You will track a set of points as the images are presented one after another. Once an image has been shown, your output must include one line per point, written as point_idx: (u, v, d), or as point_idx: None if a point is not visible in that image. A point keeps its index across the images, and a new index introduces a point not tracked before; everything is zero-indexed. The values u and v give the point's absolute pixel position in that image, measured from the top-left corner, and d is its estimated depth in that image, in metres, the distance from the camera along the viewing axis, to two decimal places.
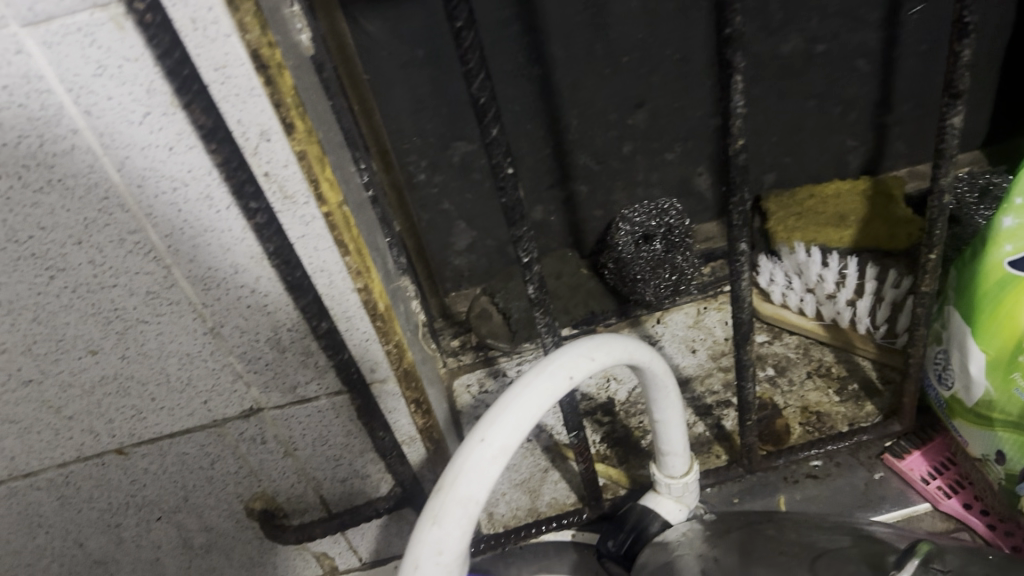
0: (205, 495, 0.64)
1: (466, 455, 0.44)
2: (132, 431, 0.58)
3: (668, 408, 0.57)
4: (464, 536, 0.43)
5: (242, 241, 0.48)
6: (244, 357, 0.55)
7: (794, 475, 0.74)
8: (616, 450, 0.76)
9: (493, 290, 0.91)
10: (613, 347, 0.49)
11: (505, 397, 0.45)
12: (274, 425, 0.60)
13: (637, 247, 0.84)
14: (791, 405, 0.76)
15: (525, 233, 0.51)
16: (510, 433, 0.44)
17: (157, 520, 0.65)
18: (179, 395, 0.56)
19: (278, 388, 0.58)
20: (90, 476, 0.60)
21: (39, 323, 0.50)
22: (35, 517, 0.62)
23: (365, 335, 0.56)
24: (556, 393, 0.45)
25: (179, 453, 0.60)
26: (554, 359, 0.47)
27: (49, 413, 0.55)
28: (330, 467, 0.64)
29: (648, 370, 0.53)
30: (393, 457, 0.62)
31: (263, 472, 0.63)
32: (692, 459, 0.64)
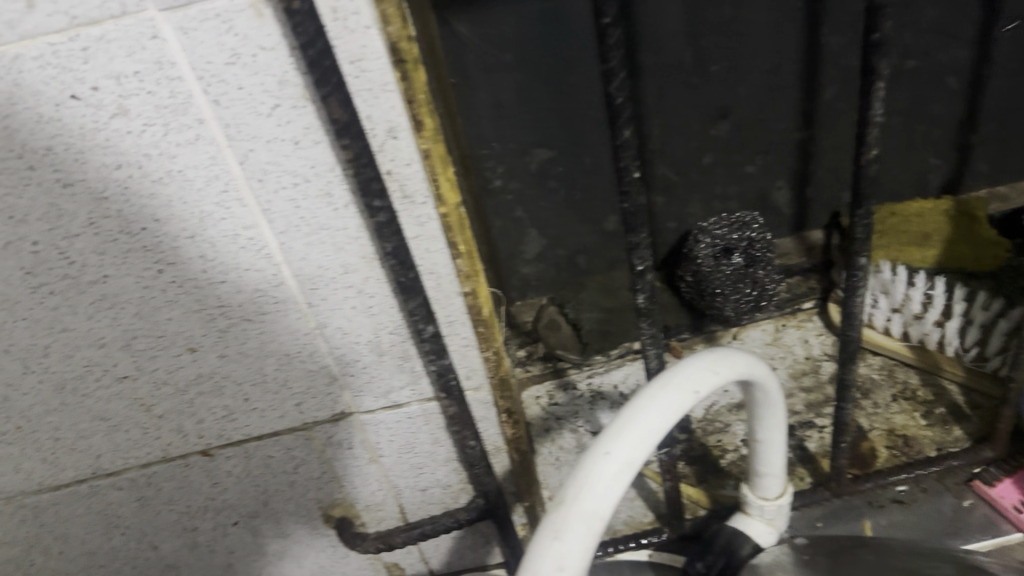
0: (285, 500, 0.63)
1: (590, 468, 0.42)
2: (221, 432, 0.56)
3: (772, 428, 0.55)
4: None
5: (355, 240, 0.48)
6: (342, 359, 0.54)
7: (880, 500, 0.71)
8: (695, 469, 0.74)
9: (563, 299, 0.90)
10: (733, 363, 0.47)
11: (629, 409, 0.43)
12: (362, 430, 0.59)
13: (717, 261, 0.80)
14: (876, 428, 0.74)
15: (642, 241, 0.49)
16: (637, 447, 0.42)
17: (234, 525, 0.64)
18: (272, 396, 0.55)
19: (372, 392, 0.56)
20: (173, 478, 0.59)
21: (141, 318, 0.49)
22: (114, 518, 0.61)
23: (465, 340, 0.54)
24: (682, 408, 0.44)
25: (264, 457, 0.59)
26: (678, 373, 0.45)
27: (139, 412, 0.54)
28: (413, 476, 0.63)
29: (761, 387, 0.51)
30: (480, 468, 0.60)
31: (346, 478, 0.62)
32: (785, 481, 0.62)
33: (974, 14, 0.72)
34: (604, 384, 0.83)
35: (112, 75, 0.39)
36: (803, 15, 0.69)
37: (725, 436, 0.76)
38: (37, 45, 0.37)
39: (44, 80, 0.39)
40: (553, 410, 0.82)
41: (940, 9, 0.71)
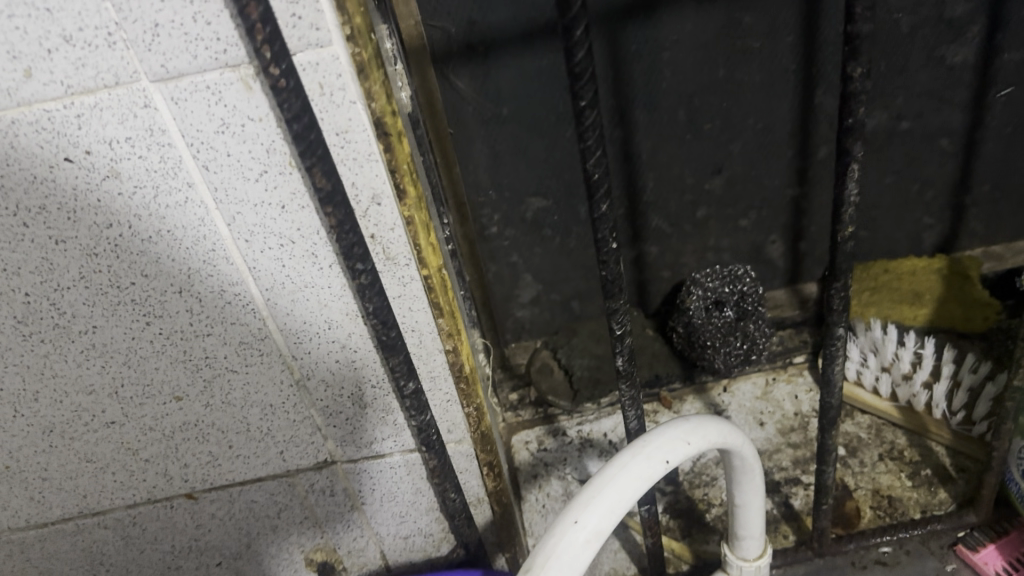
0: (267, 544, 0.63)
1: (558, 536, 0.42)
2: (206, 476, 0.57)
3: (750, 492, 0.56)
4: None
5: (339, 298, 0.49)
6: (325, 410, 0.55)
7: (862, 560, 0.70)
8: (679, 522, 0.74)
9: (556, 344, 0.89)
10: (708, 432, 0.48)
11: (600, 477, 0.44)
12: (345, 478, 0.59)
13: (708, 314, 0.80)
14: (862, 487, 0.75)
15: (621, 306, 0.49)
16: (605, 515, 0.42)
17: (217, 566, 0.64)
18: (257, 444, 0.56)
19: (355, 442, 0.57)
20: (157, 518, 0.60)
21: (129, 367, 0.50)
22: (99, 555, 0.61)
23: (447, 395, 0.55)
24: (652, 477, 0.44)
25: (248, 501, 0.60)
26: (651, 442, 0.45)
27: (126, 455, 0.55)
28: (395, 523, 0.64)
29: (738, 454, 0.52)
30: (461, 519, 0.61)
31: (329, 523, 0.63)
32: (765, 542, 0.62)
33: (966, 79, 0.73)
34: (593, 432, 0.84)
35: (104, 140, 0.41)
36: (796, 76, 0.69)
37: (711, 490, 0.76)
38: (32, 111, 0.39)
39: (39, 143, 0.40)
40: (542, 457, 0.83)
41: (933, 73, 0.72)
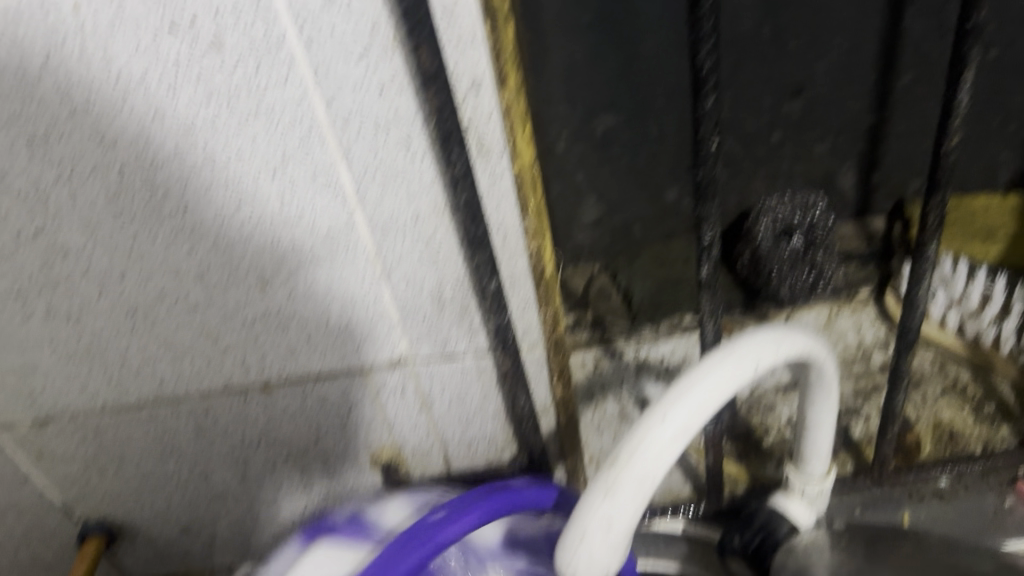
0: (335, 441, 0.64)
1: (646, 431, 0.42)
2: (282, 369, 0.58)
3: (824, 410, 0.55)
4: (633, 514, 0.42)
5: (429, 191, 0.49)
6: (404, 308, 0.55)
7: (919, 492, 0.70)
8: (737, 447, 0.74)
9: (615, 269, 0.91)
10: (796, 341, 0.47)
11: (688, 376, 0.44)
12: (417, 378, 0.60)
13: (777, 241, 0.79)
14: (923, 419, 0.74)
15: (714, 211, 0.49)
16: (694, 413, 0.42)
17: (285, 460, 0.65)
18: (335, 338, 0.56)
19: (430, 342, 0.57)
20: (231, 409, 0.60)
21: (216, 252, 0.50)
22: (170, 444, 0.63)
23: (525, 299, 0.55)
24: (742, 380, 0.44)
25: (320, 396, 0.60)
26: (740, 346, 0.45)
27: (206, 342, 0.55)
28: (461, 427, 0.64)
29: (821, 370, 0.51)
30: (529, 425, 0.61)
31: (396, 423, 0.63)
32: (830, 465, 0.62)
33: None
34: (651, 356, 0.84)
35: (210, 9, 0.40)
36: None
37: (769, 417, 0.76)
38: None
39: (146, 9, 0.39)
40: (597, 378, 0.83)
41: None
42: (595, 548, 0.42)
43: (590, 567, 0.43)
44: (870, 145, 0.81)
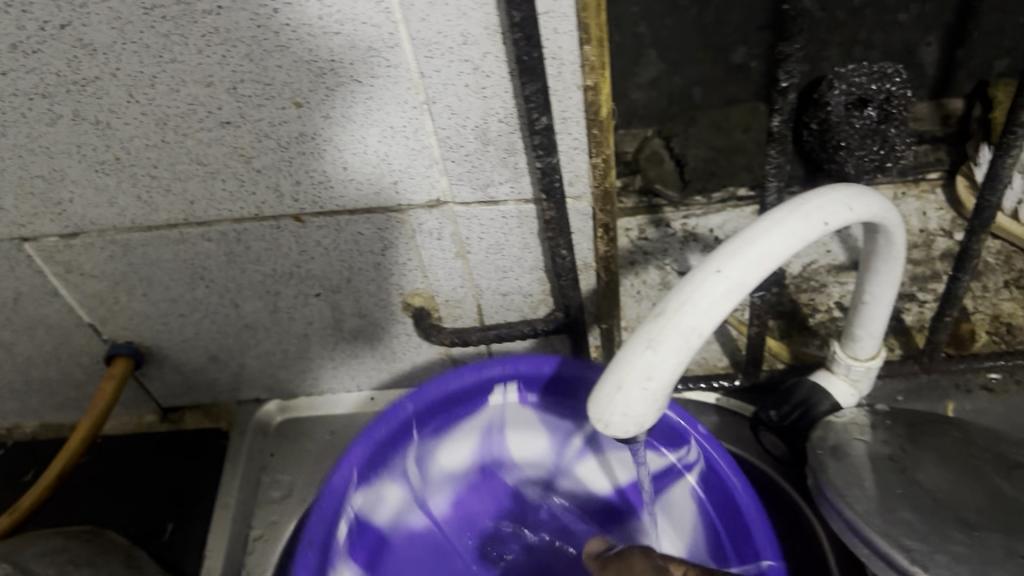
0: (368, 282, 0.63)
1: (697, 283, 0.40)
2: (317, 198, 0.55)
3: (885, 284, 0.52)
4: (675, 368, 0.40)
5: (481, 6, 0.44)
6: (446, 143, 0.51)
7: (968, 383, 0.67)
8: (780, 324, 0.71)
9: (670, 132, 0.82)
10: (871, 201, 0.43)
11: (749, 229, 0.41)
12: (454, 222, 0.57)
13: (848, 112, 0.74)
14: (980, 311, 0.71)
15: (793, 52, 0.44)
16: (751, 268, 0.39)
17: (316, 297, 0.64)
18: (371, 169, 0.53)
19: (470, 183, 0.54)
20: (262, 237, 0.59)
21: (251, 61, 0.47)
22: (200, 269, 0.61)
23: (575, 142, 0.51)
24: (808, 237, 0.40)
25: (355, 233, 0.58)
26: (811, 201, 0.41)
27: (238, 161, 0.53)
28: (496, 278, 0.62)
29: (889, 237, 0.48)
30: (567, 280, 0.59)
31: (432, 268, 0.61)
32: (881, 345, 0.59)
33: None
34: (700, 228, 0.77)
35: None
36: None
37: (818, 297, 0.72)
38: None
39: None
40: (641, 246, 0.77)
41: None
42: (632, 398, 0.41)
43: (624, 419, 0.42)
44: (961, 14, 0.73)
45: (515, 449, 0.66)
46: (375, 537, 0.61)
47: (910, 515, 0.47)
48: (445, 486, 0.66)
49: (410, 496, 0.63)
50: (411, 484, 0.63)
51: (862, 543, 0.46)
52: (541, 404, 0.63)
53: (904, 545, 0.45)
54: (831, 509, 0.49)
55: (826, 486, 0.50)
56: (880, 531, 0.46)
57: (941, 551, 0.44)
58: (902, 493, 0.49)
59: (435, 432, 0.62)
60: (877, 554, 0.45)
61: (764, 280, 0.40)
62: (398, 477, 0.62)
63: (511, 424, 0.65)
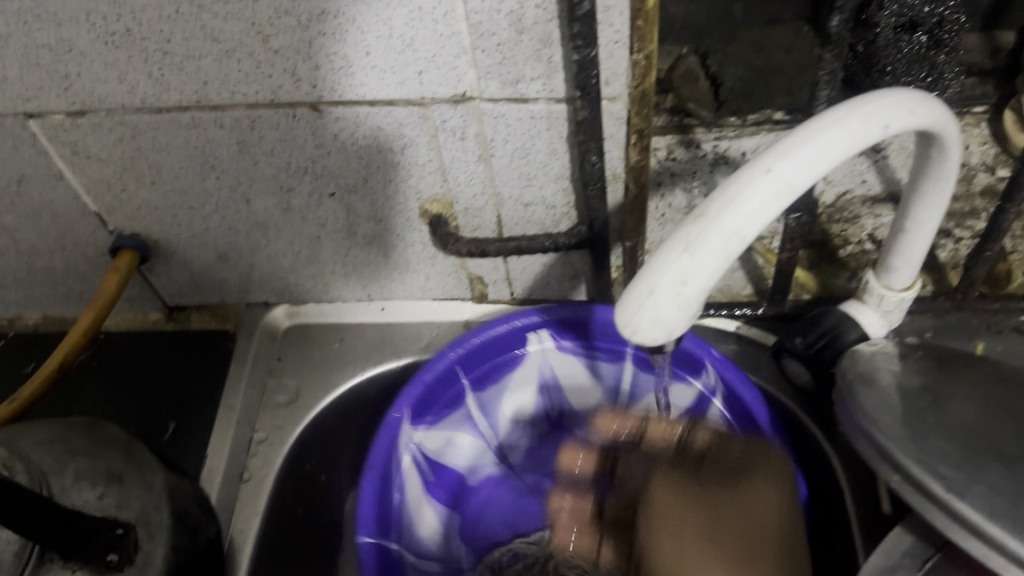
0: (385, 183, 0.60)
1: (745, 182, 0.37)
2: (337, 86, 0.52)
3: (931, 207, 0.49)
4: (711, 275, 0.38)
5: None
6: (477, 30, 0.48)
7: (999, 324, 0.65)
8: (810, 252, 0.69)
9: (707, 50, 0.77)
10: (933, 109, 0.41)
11: (802, 129, 0.38)
12: (479, 120, 0.54)
13: (897, 34, 0.68)
14: (1018, 252, 0.68)
15: None
16: (803, 169, 0.37)
17: (330, 197, 0.62)
18: (395, 56, 0.50)
19: (499, 78, 0.51)
20: (278, 126, 0.56)
21: None
22: (212, 158, 0.59)
23: (615, 36, 0.47)
24: (866, 141, 0.38)
25: (374, 127, 0.55)
26: (873, 102, 0.39)
27: (255, 40, 0.50)
28: (519, 187, 0.59)
29: (944, 153, 0.45)
30: (594, 190, 0.56)
31: (452, 171, 0.58)
32: (917, 276, 0.57)
33: None
34: (731, 151, 0.73)
35: None
36: None
37: (851, 228, 0.68)
38: None
39: None
40: (668, 166, 0.73)
41: None
42: (663, 302, 0.39)
43: (652, 325, 0.40)
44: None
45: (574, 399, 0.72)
46: (454, 480, 0.68)
47: (944, 444, 0.45)
48: (520, 433, 0.71)
49: (482, 443, 0.70)
50: (481, 434, 0.70)
51: (891, 470, 0.45)
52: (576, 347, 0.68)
53: (938, 474, 0.43)
54: (863, 436, 0.48)
55: (856, 413, 0.49)
56: (912, 458, 0.44)
57: (979, 483, 0.42)
58: (935, 423, 0.47)
59: (488, 380, 0.68)
60: (910, 482, 0.44)
61: (816, 183, 0.38)
62: (465, 424, 0.68)
63: (555, 371, 0.70)
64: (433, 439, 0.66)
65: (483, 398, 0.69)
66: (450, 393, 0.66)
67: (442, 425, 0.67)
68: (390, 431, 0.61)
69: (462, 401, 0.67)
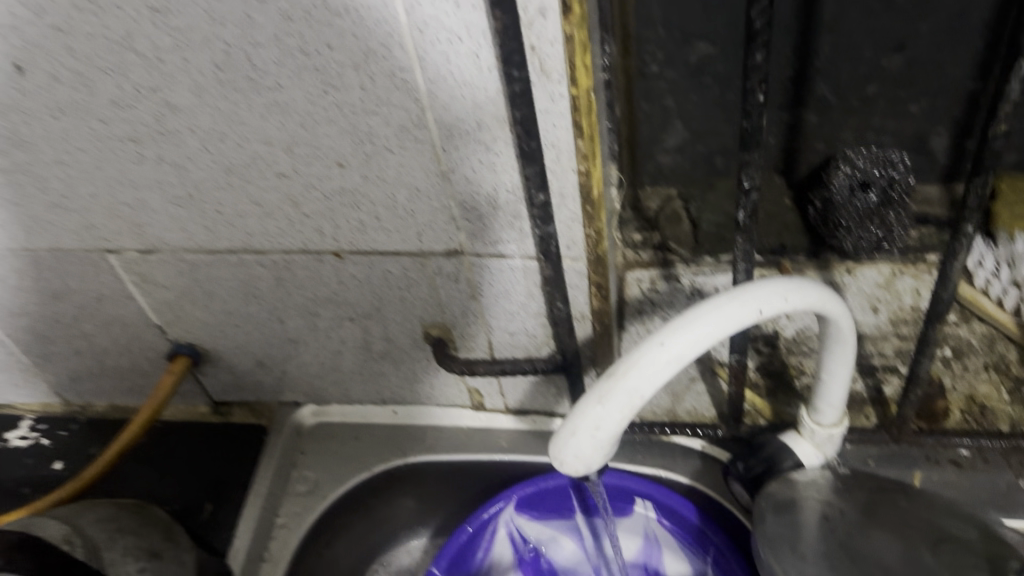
0: (394, 311, 0.71)
1: (644, 351, 0.47)
2: (353, 239, 0.64)
3: (839, 363, 0.58)
4: (617, 424, 0.48)
5: (493, 102, 0.52)
6: (462, 205, 0.60)
7: (937, 457, 0.73)
8: (768, 380, 0.77)
9: (688, 196, 0.88)
10: (810, 295, 0.50)
11: (692, 309, 0.48)
12: (470, 269, 0.65)
13: (852, 194, 0.79)
14: (958, 390, 0.75)
15: (754, 161, 0.52)
16: (689, 344, 0.47)
17: (350, 320, 0.73)
18: (400, 220, 0.62)
19: (483, 239, 0.62)
20: (307, 266, 0.68)
21: (304, 129, 0.56)
22: (254, 288, 0.71)
23: (571, 215, 0.58)
24: (743, 322, 0.48)
25: (384, 269, 0.67)
26: (751, 290, 0.49)
27: (289, 206, 0.62)
28: (505, 319, 0.70)
29: (833, 325, 0.54)
30: (563, 328, 0.66)
31: (449, 305, 0.70)
32: (845, 414, 0.65)
33: None
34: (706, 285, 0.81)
35: None
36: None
37: (806, 360, 0.78)
38: None
39: None
40: (649, 298, 0.81)
41: None
42: (579, 443, 0.49)
43: (576, 460, 0.50)
44: (982, 81, 0.75)
45: (670, 567, 0.76)
46: (549, 569, 0.80)
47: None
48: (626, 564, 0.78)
49: (584, 555, 0.79)
50: (587, 549, 0.79)
51: None
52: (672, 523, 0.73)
53: None
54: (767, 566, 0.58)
55: (765, 542, 0.59)
56: None
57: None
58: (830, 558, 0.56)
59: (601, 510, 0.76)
60: None
61: (703, 354, 0.48)
62: (572, 532, 0.78)
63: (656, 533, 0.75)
64: (536, 528, 0.77)
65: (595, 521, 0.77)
66: (561, 504, 0.76)
67: (550, 525, 0.78)
68: (489, 510, 0.74)
69: (573, 514, 0.77)
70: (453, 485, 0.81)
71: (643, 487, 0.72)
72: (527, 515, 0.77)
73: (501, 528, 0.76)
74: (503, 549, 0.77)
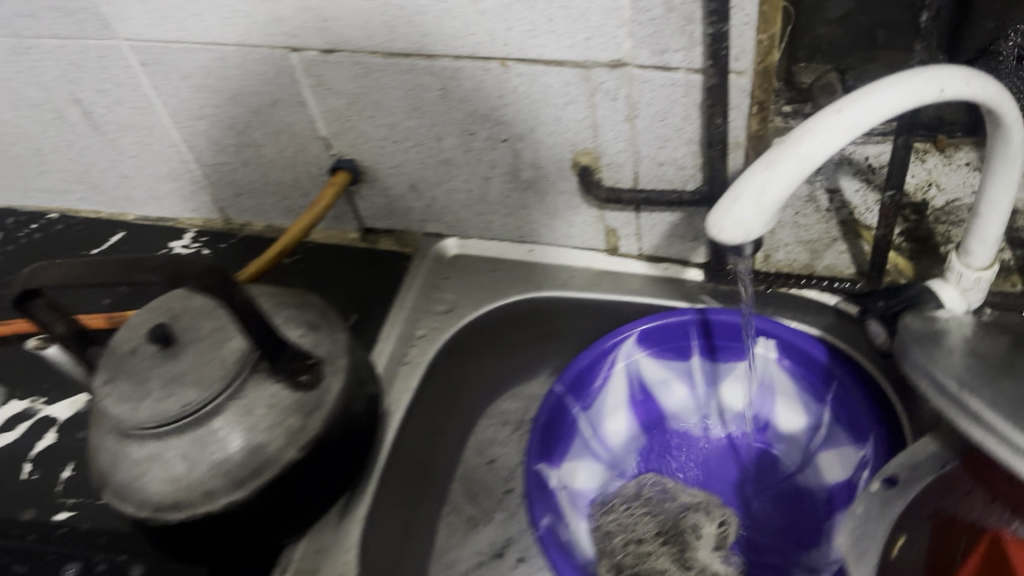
0: (547, 133, 0.74)
1: (822, 118, 0.49)
2: (522, 45, 0.67)
3: (1002, 188, 0.58)
4: (786, 190, 0.50)
5: None
6: (636, 7, 0.61)
7: None
8: (912, 245, 0.77)
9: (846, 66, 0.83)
10: (991, 87, 0.50)
11: (872, 85, 0.49)
12: (631, 83, 0.67)
13: None
14: None
15: None
16: (869, 112, 0.48)
17: (503, 142, 0.76)
18: (572, 22, 0.64)
19: (650, 47, 0.64)
20: (474, 76, 0.71)
21: None
22: (418, 99, 0.75)
23: (746, 19, 0.59)
24: (922, 96, 0.48)
25: (546, 83, 0.70)
26: (934, 70, 0.49)
27: (467, 2, 0.65)
28: (655, 147, 0.72)
29: (1007, 137, 0.55)
30: (716, 151, 0.68)
31: (603, 127, 0.72)
32: (996, 260, 0.64)
33: None
34: None
35: None
36: None
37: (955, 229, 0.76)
38: None
39: None
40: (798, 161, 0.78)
41: None
42: (743, 209, 0.50)
43: (736, 226, 0.51)
44: None
45: (780, 415, 0.78)
46: (657, 415, 0.81)
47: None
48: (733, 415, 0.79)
49: (693, 404, 0.80)
50: (696, 397, 0.81)
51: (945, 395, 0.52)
52: (795, 364, 0.76)
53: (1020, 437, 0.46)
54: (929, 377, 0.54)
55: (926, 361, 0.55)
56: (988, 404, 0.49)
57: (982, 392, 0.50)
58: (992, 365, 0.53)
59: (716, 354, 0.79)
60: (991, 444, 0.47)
61: (878, 126, 0.49)
62: (684, 378, 0.80)
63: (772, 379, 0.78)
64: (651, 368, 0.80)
65: (710, 367, 0.79)
66: (678, 342, 0.78)
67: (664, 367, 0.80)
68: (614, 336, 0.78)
69: (687, 356, 0.79)
70: (579, 326, 0.85)
71: (769, 327, 0.76)
72: (646, 352, 0.79)
73: (619, 361, 0.79)
74: (617, 387, 0.79)
